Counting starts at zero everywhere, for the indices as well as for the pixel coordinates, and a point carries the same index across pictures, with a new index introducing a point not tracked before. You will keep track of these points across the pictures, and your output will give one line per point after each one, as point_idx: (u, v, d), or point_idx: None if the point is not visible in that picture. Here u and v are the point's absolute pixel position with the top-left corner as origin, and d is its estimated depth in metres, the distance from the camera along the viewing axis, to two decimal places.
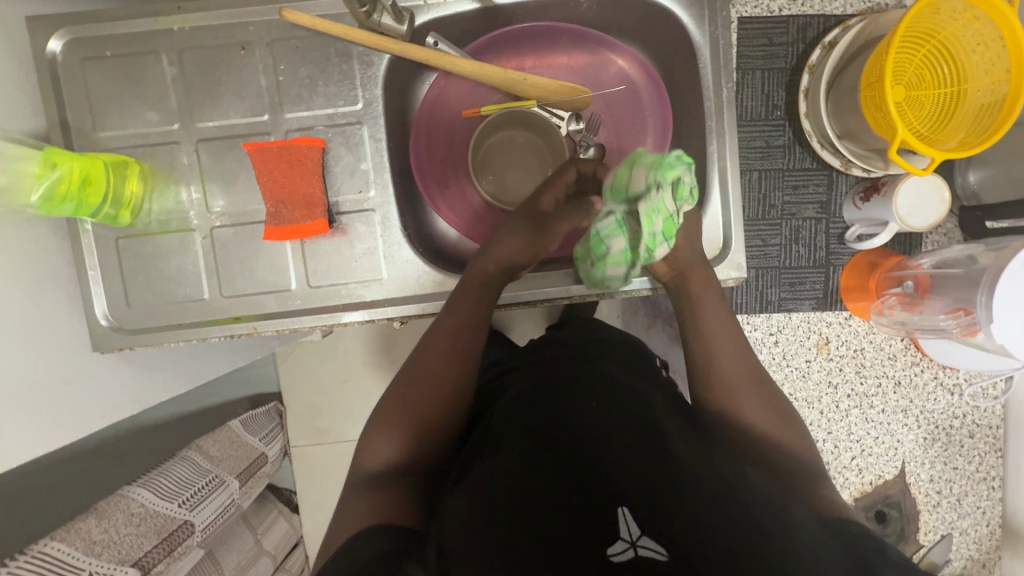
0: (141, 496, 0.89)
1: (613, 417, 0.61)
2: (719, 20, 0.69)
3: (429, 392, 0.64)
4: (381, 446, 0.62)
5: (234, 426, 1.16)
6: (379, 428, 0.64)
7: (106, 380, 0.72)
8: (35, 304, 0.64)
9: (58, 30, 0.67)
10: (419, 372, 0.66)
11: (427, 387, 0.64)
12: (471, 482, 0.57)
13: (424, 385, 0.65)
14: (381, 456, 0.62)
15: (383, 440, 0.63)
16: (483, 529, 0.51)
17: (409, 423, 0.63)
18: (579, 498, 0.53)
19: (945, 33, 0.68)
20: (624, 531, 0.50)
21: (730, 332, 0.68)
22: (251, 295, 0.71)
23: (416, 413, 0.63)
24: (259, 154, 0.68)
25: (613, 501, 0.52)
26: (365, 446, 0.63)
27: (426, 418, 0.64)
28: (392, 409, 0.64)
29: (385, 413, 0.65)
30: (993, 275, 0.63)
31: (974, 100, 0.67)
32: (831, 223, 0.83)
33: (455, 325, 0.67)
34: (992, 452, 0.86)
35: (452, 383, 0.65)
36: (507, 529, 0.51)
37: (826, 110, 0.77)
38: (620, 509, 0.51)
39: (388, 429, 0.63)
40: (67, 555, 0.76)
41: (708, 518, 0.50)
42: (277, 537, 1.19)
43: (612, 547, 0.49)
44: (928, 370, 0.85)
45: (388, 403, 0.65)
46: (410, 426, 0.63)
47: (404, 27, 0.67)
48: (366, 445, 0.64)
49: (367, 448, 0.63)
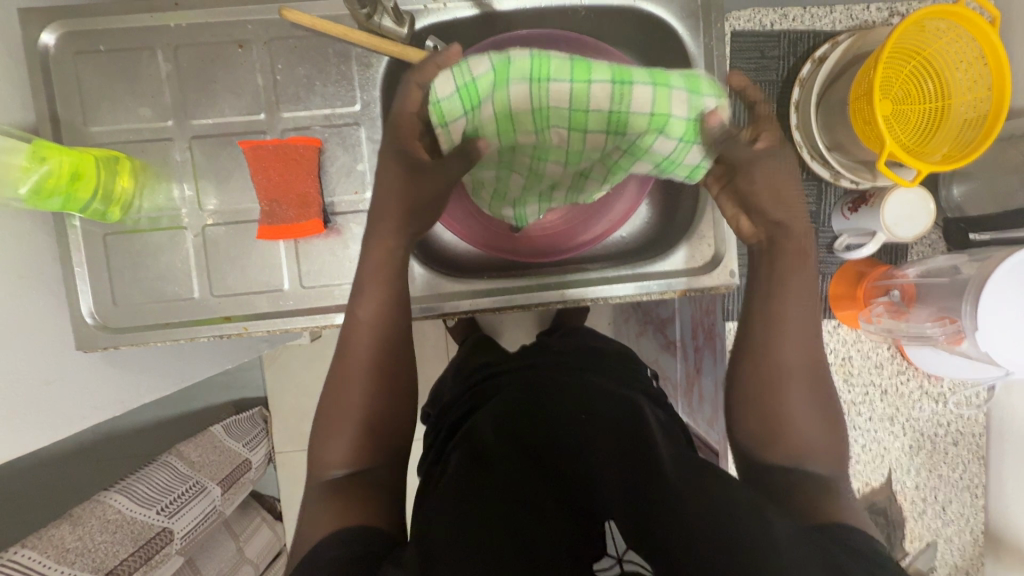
0: (118, 502, 0.87)
1: (599, 425, 0.61)
2: (714, 32, 0.70)
3: (355, 391, 0.61)
4: (333, 450, 0.59)
5: (217, 430, 1.14)
6: (329, 434, 0.60)
7: (89, 380, 0.71)
8: (17, 301, 0.63)
9: (52, 23, 0.66)
10: (342, 378, 0.62)
11: (361, 385, 0.61)
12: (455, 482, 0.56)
13: (351, 384, 0.61)
14: (337, 463, 0.58)
15: (336, 442, 0.59)
16: (463, 521, 0.50)
17: (360, 422, 0.60)
18: (562, 511, 0.54)
19: (931, 50, 0.70)
20: (611, 547, 0.53)
21: None
22: (243, 294, 0.70)
23: (363, 414, 0.60)
24: (253, 152, 0.68)
25: (599, 518, 0.56)
26: (317, 452, 0.59)
27: (369, 422, 0.60)
28: (334, 414, 0.61)
29: (328, 416, 0.61)
30: (977, 285, 0.65)
31: (957, 117, 0.70)
32: (820, 232, 0.85)
33: (369, 319, 0.64)
34: (975, 461, 0.87)
35: (386, 371, 0.62)
36: (479, 526, 0.49)
37: (817, 123, 0.78)
38: (607, 524, 0.55)
39: (337, 432, 0.59)
40: (38, 563, 0.73)
41: (695, 515, 0.47)
42: (260, 545, 1.17)
43: (599, 562, 0.51)
44: (913, 379, 0.86)
45: (328, 412, 0.61)
46: (353, 426, 0.60)
47: (404, 29, 0.67)
48: (315, 450, 0.60)
49: (324, 457, 0.59)
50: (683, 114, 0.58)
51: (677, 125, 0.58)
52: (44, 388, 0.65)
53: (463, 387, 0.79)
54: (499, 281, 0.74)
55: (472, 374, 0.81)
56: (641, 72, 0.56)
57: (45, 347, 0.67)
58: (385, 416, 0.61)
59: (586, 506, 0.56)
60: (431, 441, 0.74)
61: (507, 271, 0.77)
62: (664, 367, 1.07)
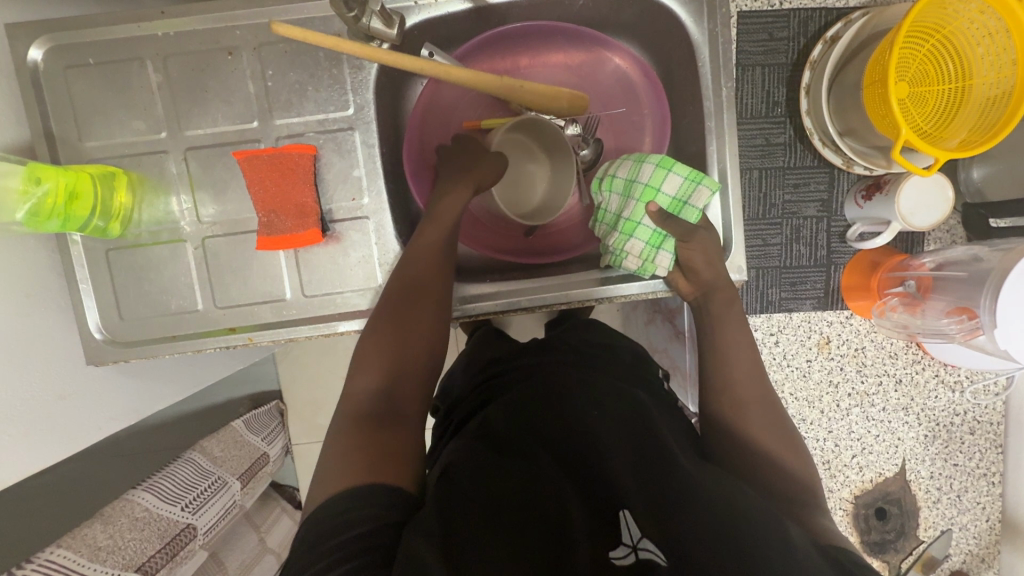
0: (146, 500, 0.88)
1: (616, 425, 0.60)
2: (718, 17, 0.67)
3: (399, 322, 0.63)
4: (365, 377, 0.60)
5: (238, 426, 1.16)
6: (363, 358, 0.62)
7: (101, 392, 0.73)
8: (25, 322, 0.64)
9: (39, 37, 0.66)
10: (392, 301, 0.64)
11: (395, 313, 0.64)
12: (466, 467, 0.54)
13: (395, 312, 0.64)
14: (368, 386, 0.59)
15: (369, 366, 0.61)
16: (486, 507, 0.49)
17: (399, 349, 0.62)
18: (583, 501, 0.51)
19: (951, 27, 0.66)
20: (625, 534, 0.47)
21: (738, 355, 0.66)
22: (247, 305, 0.70)
23: (402, 340, 0.62)
24: (248, 162, 0.67)
25: (614, 503, 0.50)
26: (352, 378, 0.61)
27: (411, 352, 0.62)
28: (374, 341, 0.62)
29: (366, 342, 0.63)
30: (998, 279, 0.63)
31: (979, 96, 0.66)
32: (832, 222, 0.82)
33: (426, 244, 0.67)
34: (992, 449, 0.86)
35: (431, 307, 0.65)
36: (505, 513, 0.48)
37: (828, 107, 0.75)
38: (620, 512, 0.49)
39: (371, 358, 0.61)
40: (73, 562, 0.74)
41: (720, 522, 0.47)
42: (281, 536, 1.19)
43: (615, 552, 0.47)
44: (929, 368, 0.84)
45: (372, 334, 0.63)
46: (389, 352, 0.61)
47: (394, 31, 0.64)
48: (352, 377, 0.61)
49: (356, 376, 0.60)
50: (673, 192, 0.68)
51: (671, 186, 0.68)
52: (56, 402, 0.66)
53: (470, 387, 0.78)
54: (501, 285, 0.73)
55: (480, 372, 0.80)
56: (681, 165, 0.68)
57: (54, 363, 0.67)
58: (416, 342, 0.63)
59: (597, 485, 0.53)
60: (440, 437, 0.73)
61: (508, 275, 0.76)
62: (673, 358, 1.06)
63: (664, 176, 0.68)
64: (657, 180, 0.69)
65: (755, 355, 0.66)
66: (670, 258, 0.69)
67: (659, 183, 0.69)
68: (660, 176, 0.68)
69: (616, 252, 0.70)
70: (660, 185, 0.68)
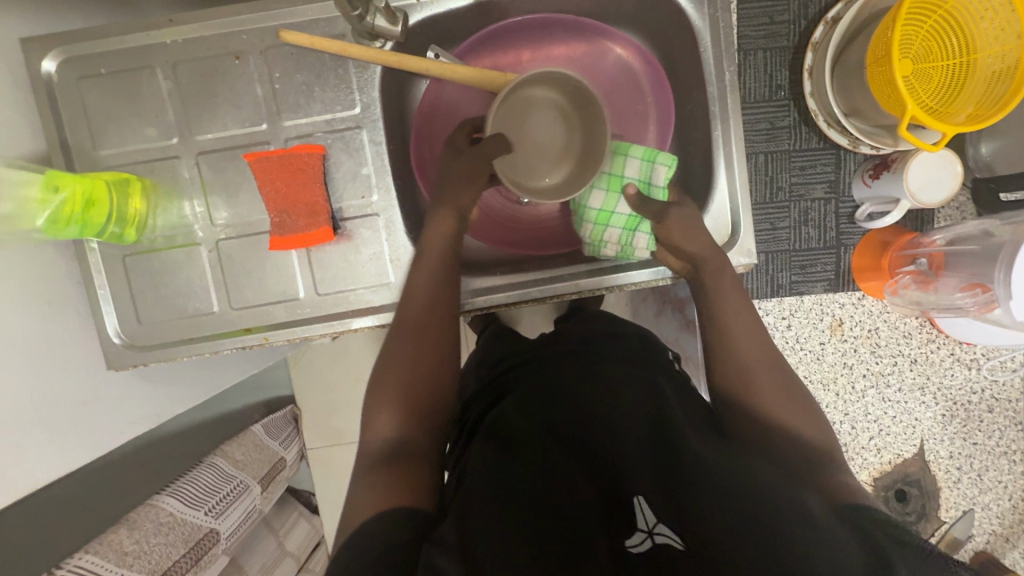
0: (170, 505, 0.89)
1: (633, 413, 0.59)
2: (718, 2, 0.68)
3: (407, 359, 0.63)
4: (382, 420, 0.60)
5: (257, 430, 1.16)
6: (377, 401, 0.61)
7: (121, 397, 0.74)
8: (44, 329, 0.65)
9: (52, 49, 0.67)
10: (399, 341, 0.64)
11: (403, 350, 0.63)
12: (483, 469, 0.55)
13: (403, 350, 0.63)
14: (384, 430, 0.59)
15: (382, 410, 0.60)
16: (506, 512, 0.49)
17: (410, 386, 0.62)
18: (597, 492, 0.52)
19: (952, 3, 0.66)
20: (640, 520, 0.49)
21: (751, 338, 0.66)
22: (261, 305, 0.71)
23: (411, 376, 0.62)
24: (259, 164, 0.68)
25: (627, 491, 0.51)
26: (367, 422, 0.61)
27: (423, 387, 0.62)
28: (385, 381, 0.62)
29: (380, 382, 0.63)
30: (1010, 251, 0.63)
31: (984, 70, 0.66)
32: (841, 202, 0.82)
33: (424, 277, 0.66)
34: (1012, 426, 0.85)
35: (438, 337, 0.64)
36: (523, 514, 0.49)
37: (832, 88, 0.75)
38: (635, 499, 0.50)
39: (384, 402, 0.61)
40: (99, 566, 0.76)
41: (741, 504, 0.47)
42: (300, 539, 1.20)
43: (631, 539, 0.48)
44: (944, 347, 0.84)
45: (384, 374, 0.63)
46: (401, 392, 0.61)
47: (398, 27, 0.65)
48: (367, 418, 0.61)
49: (371, 419, 0.61)
50: (635, 175, 0.71)
51: (631, 170, 0.71)
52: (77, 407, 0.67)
53: (485, 381, 0.79)
54: (513, 276, 0.74)
55: (494, 366, 0.81)
56: (636, 148, 0.71)
57: (74, 369, 0.68)
58: (427, 378, 0.63)
59: (612, 477, 0.53)
60: (457, 433, 0.74)
61: (521, 266, 0.76)
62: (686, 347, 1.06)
63: (623, 161, 0.71)
64: (617, 168, 0.71)
65: (771, 339, 0.65)
66: (648, 238, 0.69)
67: (619, 170, 0.71)
68: (619, 164, 0.71)
69: (594, 242, 0.71)
70: (621, 171, 0.71)
